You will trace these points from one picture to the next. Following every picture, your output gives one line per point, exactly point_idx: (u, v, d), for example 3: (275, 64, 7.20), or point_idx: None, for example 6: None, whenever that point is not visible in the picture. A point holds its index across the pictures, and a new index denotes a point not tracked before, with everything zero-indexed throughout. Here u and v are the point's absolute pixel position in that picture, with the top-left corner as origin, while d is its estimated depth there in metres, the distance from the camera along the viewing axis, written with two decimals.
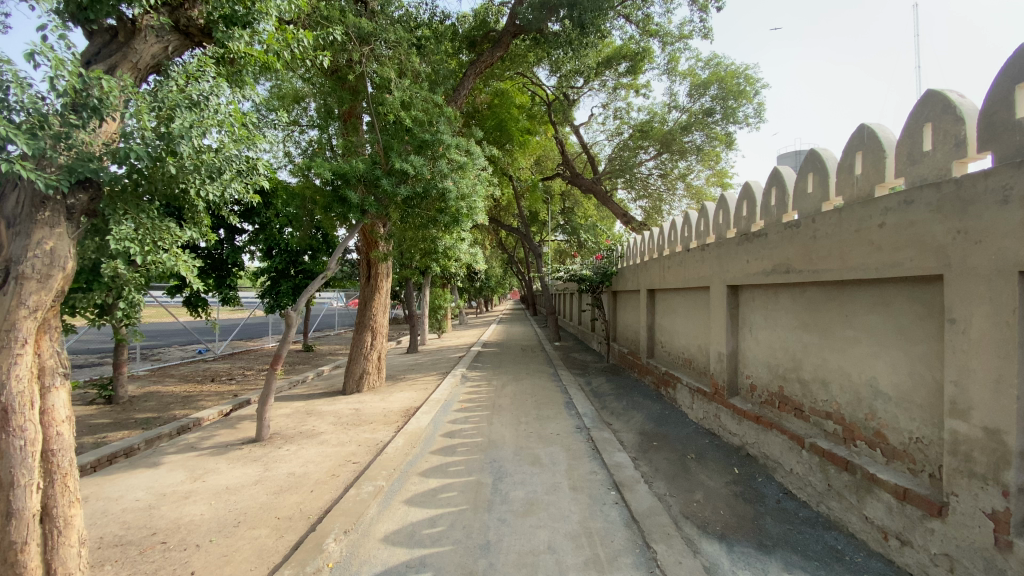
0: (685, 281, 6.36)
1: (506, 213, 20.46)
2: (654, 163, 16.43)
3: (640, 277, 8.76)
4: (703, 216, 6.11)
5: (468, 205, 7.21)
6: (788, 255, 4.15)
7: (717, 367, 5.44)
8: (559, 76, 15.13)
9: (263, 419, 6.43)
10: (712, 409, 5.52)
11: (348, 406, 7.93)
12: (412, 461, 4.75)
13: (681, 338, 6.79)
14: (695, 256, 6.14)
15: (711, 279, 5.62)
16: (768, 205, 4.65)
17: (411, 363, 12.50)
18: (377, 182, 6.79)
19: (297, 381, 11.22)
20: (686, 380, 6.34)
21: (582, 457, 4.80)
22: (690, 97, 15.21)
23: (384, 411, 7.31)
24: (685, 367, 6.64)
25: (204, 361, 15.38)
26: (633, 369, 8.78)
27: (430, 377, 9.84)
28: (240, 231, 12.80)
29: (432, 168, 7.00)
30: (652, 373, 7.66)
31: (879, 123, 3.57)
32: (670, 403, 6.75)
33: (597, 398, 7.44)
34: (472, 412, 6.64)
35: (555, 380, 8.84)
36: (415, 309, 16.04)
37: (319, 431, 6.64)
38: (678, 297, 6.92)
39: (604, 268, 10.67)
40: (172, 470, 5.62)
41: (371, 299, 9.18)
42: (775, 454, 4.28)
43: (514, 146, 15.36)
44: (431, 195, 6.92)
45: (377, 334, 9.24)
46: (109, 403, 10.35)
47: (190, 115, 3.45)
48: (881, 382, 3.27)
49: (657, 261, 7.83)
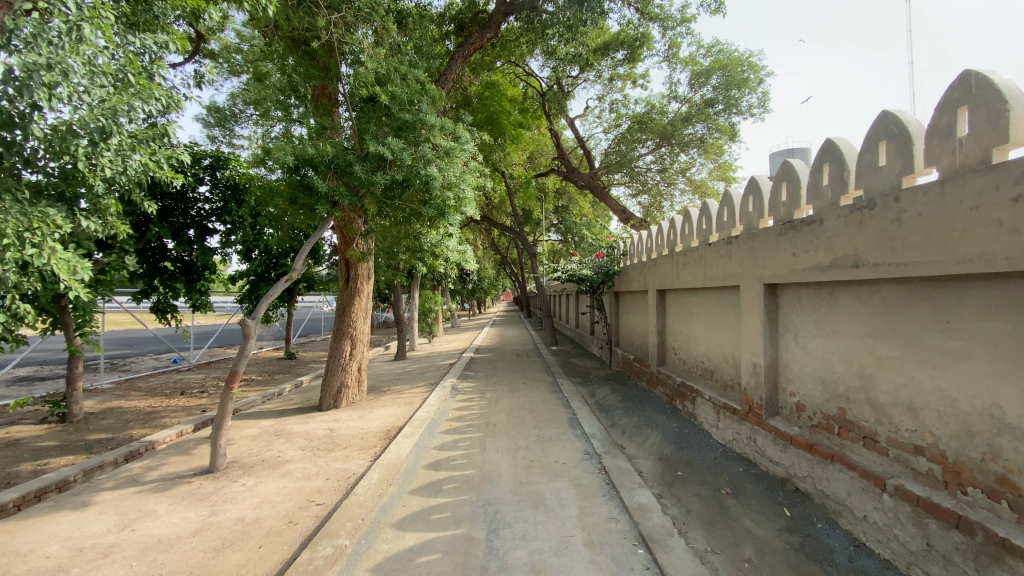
0: (706, 280, 5.51)
1: (499, 212, 19.59)
2: (653, 157, 15.65)
3: (647, 275, 7.91)
4: (726, 206, 5.28)
5: (453, 196, 6.33)
6: (855, 246, 3.30)
7: (751, 381, 4.59)
8: (553, 64, 14.27)
9: (217, 446, 5.49)
10: (745, 430, 4.68)
11: (322, 426, 7.00)
12: (386, 506, 3.86)
13: (700, 345, 5.95)
14: (717, 250, 5.31)
15: (741, 277, 4.77)
16: (819, 185, 3.82)
17: (397, 372, 11.57)
18: (350, 168, 5.90)
19: (272, 395, 10.26)
20: (710, 394, 5.49)
21: (597, 497, 3.92)
22: (691, 87, 14.39)
23: (361, 432, 6.39)
24: (705, 378, 5.80)
25: (176, 371, 14.33)
26: (641, 378, 7.93)
27: (417, 388, 8.93)
28: (213, 232, 11.88)
29: (414, 153, 6.11)
30: (665, 384, 6.82)
31: (987, 70, 2.75)
32: (688, 420, 5.92)
33: (604, 413, 6.59)
34: (462, 433, 5.73)
35: (554, 391, 7.97)
36: (402, 313, 15.13)
37: (285, 459, 5.72)
38: (694, 299, 6.09)
39: (606, 267, 9.81)
40: (100, 513, 4.67)
41: (351, 304, 8.27)
42: (840, 494, 3.43)
43: (505, 140, 14.50)
44: (413, 183, 6.07)
45: (358, 343, 8.33)
46: (61, 422, 9.30)
47: (47, 48, 3.49)
48: (1009, 412, 2.44)
49: (667, 259, 7.00)
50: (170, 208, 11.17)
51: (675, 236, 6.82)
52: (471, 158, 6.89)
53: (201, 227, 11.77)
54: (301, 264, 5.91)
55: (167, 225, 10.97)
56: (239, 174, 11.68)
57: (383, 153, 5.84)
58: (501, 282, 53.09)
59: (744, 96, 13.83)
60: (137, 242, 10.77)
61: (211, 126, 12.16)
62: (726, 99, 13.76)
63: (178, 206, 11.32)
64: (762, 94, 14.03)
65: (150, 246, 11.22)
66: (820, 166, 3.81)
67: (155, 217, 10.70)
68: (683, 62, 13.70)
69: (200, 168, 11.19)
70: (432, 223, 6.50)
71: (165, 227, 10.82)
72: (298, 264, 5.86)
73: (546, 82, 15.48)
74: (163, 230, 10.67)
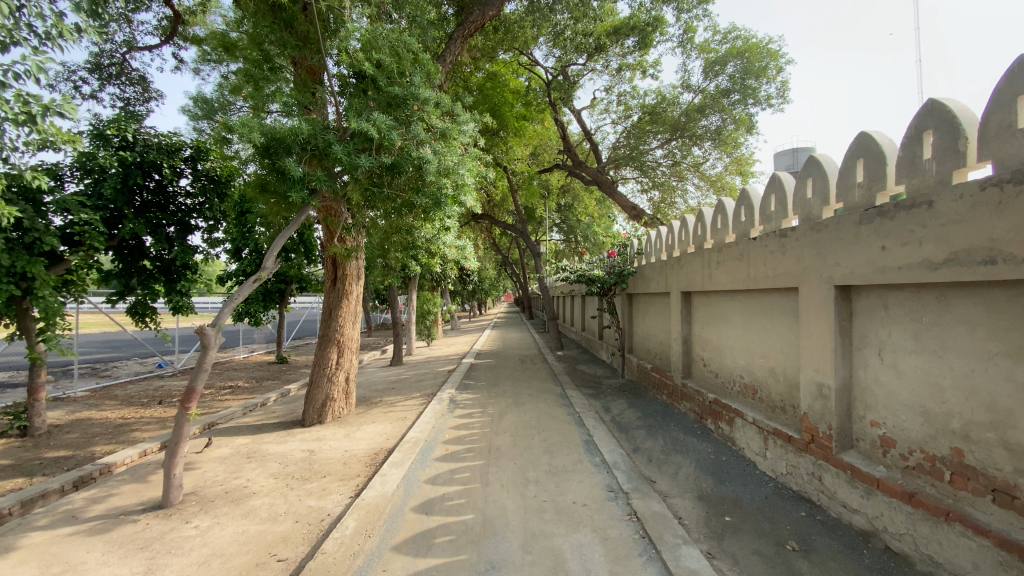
0: (749, 280, 4.67)
1: (501, 209, 18.76)
2: (664, 151, 14.80)
3: (667, 275, 7.08)
4: (775, 193, 4.44)
5: (448, 183, 5.48)
6: (988, 236, 2.47)
7: (814, 405, 3.75)
8: (558, 51, 13.41)
9: (172, 477, 4.65)
10: (805, 464, 3.85)
11: (301, 446, 6.14)
12: (362, 570, 3.01)
13: (738, 356, 5.13)
14: (763, 245, 4.47)
15: (799, 277, 3.93)
16: (916, 160, 3.00)
17: (392, 380, 10.70)
18: (329, 150, 5.08)
19: (253, 406, 9.40)
20: (753, 415, 4.64)
21: (631, 559, 3.07)
22: (704, 76, 13.52)
23: (343, 456, 5.54)
24: (745, 396, 4.97)
25: (158, 377, 13.47)
26: (661, 391, 7.09)
27: (412, 400, 8.07)
28: (195, 229, 11.02)
29: (405, 133, 5.31)
30: (692, 399, 5.99)
31: None
32: (723, 444, 5.10)
33: (623, 433, 5.74)
34: (462, 460, 4.88)
35: (564, 405, 7.10)
36: (399, 315, 14.29)
37: (253, 489, 4.87)
38: (730, 302, 5.26)
39: (619, 267, 8.94)
40: (19, 563, 3.83)
41: (338, 308, 7.46)
42: (961, 565, 2.61)
43: (507, 134, 13.93)
44: (404, 168, 5.26)
45: (347, 351, 7.49)
46: (21, 437, 8.45)
47: None
48: None
49: (693, 257, 6.16)
50: (147, 203, 10.32)
51: (701, 231, 6.00)
52: (470, 141, 6.04)
53: (184, 224, 10.92)
54: (272, 263, 5.01)
55: (143, 221, 10.16)
56: (221, 167, 10.84)
57: (367, 131, 4.99)
58: (503, 283, 52.10)
59: (762, 85, 13.00)
60: (110, 240, 9.94)
61: (198, 119, 11.29)
62: (743, 88, 12.93)
63: (158, 202, 10.49)
64: (781, 83, 13.18)
65: (127, 245, 10.40)
66: (921, 135, 2.98)
67: (129, 212, 9.84)
68: (697, 49, 12.82)
69: (178, 160, 10.39)
70: (425, 215, 5.67)
71: (141, 224, 9.96)
72: (267, 262, 4.98)
73: (550, 71, 14.62)
74: (138, 227, 9.80)
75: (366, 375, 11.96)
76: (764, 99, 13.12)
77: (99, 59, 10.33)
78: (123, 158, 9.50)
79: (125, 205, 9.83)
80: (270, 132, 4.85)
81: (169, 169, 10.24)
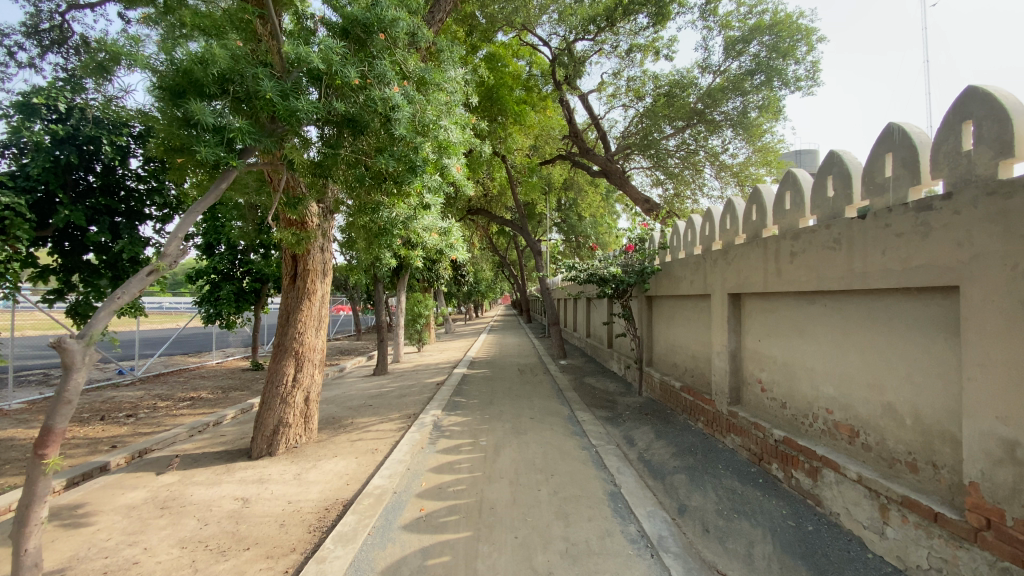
0: (852, 278, 3.29)
1: (500, 204, 17.31)
2: (677, 140, 13.37)
3: (701, 271, 5.72)
4: (896, 151, 3.12)
5: (424, 146, 4.11)
6: None
7: (993, 473, 2.41)
8: (565, 25, 12.13)
9: (21, 553, 3.22)
10: (972, 565, 2.49)
11: (235, 492, 4.72)
12: None
13: (822, 383, 3.76)
14: (880, 225, 3.11)
15: (964, 273, 2.57)
16: None
17: (371, 394, 9.25)
18: (258, 89, 3.64)
19: (202, 428, 7.91)
20: (858, 470, 3.28)
21: None
22: (724, 56, 12.10)
23: (282, 512, 4.11)
24: (835, 438, 3.61)
25: (113, 387, 11.96)
26: (697, 417, 5.71)
27: (388, 423, 6.63)
28: (148, 221, 9.39)
29: (368, 71, 3.93)
30: (748, 435, 4.61)
31: None
32: (803, 504, 3.73)
33: (659, 482, 4.34)
34: (443, 529, 3.45)
35: (575, 435, 5.67)
36: (383, 319, 12.82)
37: (144, 567, 3.44)
38: (808, 308, 3.89)
39: (639, 264, 7.50)
40: None
41: (296, 311, 6.05)
42: None
43: (507, 119, 12.72)
44: (366, 118, 3.91)
45: (308, 363, 6.05)
46: None
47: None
48: None
49: (744, 249, 4.79)
50: (90, 189, 8.84)
51: (759, 215, 4.64)
52: (456, 95, 4.65)
53: (134, 216, 9.35)
54: (176, 249, 3.55)
55: (83, 209, 8.62)
56: None
57: (310, 63, 3.62)
58: (500, 285, 50.55)
59: (790, 65, 11.48)
60: (42, 230, 8.41)
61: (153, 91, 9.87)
62: (768, 70, 11.43)
63: (103, 187, 8.99)
64: (810, 64, 11.71)
65: (71, 236, 8.87)
66: None
67: (65, 197, 8.32)
68: (719, 23, 11.42)
69: (124, 136, 8.88)
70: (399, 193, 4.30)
71: (79, 211, 8.43)
72: (169, 248, 3.55)
73: (553, 50, 13.19)
74: (74, 214, 8.26)
75: (343, 387, 10.48)
76: (793, 82, 11.57)
77: (36, 21, 8.91)
78: (55, 131, 8.00)
79: (58, 188, 8.27)
80: (185, 68, 3.56)
81: (114, 146, 8.71)
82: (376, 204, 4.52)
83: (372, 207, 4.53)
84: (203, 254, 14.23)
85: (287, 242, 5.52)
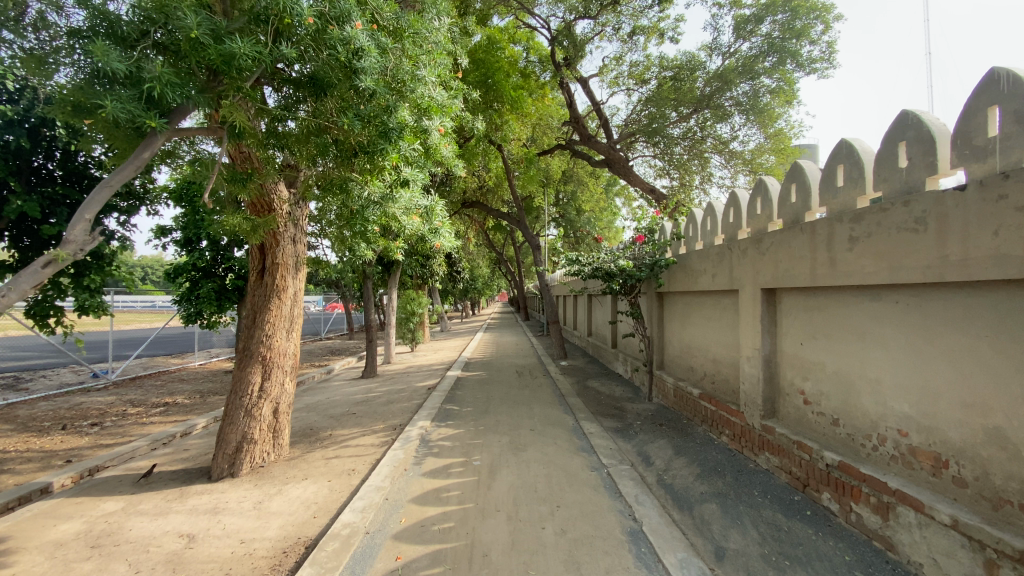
0: (947, 267, 2.59)
1: (496, 198, 16.55)
2: (682, 128, 12.60)
3: (723, 262, 5.00)
4: (1009, 104, 2.42)
5: (409, 107, 3.98)
6: None
7: None
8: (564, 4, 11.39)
9: None
10: None
11: (181, 526, 3.97)
12: None
13: (893, 397, 3.07)
14: (989, 197, 2.41)
15: None
16: None
17: (357, 400, 8.51)
18: (190, 35, 2.94)
19: (167, 440, 7.16)
20: (951, 510, 2.60)
21: None
22: (734, 36, 11.34)
23: (231, 556, 3.37)
24: (914, 467, 2.92)
25: (83, 391, 11.20)
26: (722, 430, 4.99)
27: (369, 437, 5.89)
28: (111, 213, 8.33)
29: (324, 8, 3.50)
30: (790, 457, 3.90)
31: None
32: (870, 547, 3.03)
33: (688, 514, 3.63)
34: None
35: (582, 452, 4.95)
36: (372, 318, 12.05)
37: None
38: (872, 306, 3.20)
39: (652, 256, 6.67)
40: None
41: (264, 311, 5.31)
42: None
43: (502, 105, 11.98)
44: (330, 67, 3.59)
45: (276, 370, 5.31)
46: None
47: None
48: None
49: (781, 236, 4.08)
50: (51, 178, 8.08)
51: (802, 197, 3.94)
52: (441, 46, 4.41)
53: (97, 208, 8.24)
54: (83, 233, 2.85)
55: (38, 198, 7.72)
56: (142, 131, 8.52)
57: None
58: (497, 281, 49.89)
59: (804, 46, 10.66)
60: None
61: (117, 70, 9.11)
62: (782, 52, 10.60)
63: (64, 176, 8.21)
64: (825, 45, 10.93)
65: (30, 230, 7.97)
66: None
67: (18, 185, 7.44)
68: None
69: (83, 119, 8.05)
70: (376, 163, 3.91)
71: (34, 201, 7.53)
72: (74, 233, 2.84)
73: (552, 32, 12.38)
74: (28, 204, 7.37)
75: (329, 391, 9.73)
76: (808, 64, 10.73)
77: None
78: (4, 112, 7.13)
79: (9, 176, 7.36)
80: (97, 7, 2.98)
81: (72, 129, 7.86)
82: (347, 178, 4.02)
83: (342, 182, 4.02)
84: (182, 251, 13.44)
85: (243, 229, 4.82)
